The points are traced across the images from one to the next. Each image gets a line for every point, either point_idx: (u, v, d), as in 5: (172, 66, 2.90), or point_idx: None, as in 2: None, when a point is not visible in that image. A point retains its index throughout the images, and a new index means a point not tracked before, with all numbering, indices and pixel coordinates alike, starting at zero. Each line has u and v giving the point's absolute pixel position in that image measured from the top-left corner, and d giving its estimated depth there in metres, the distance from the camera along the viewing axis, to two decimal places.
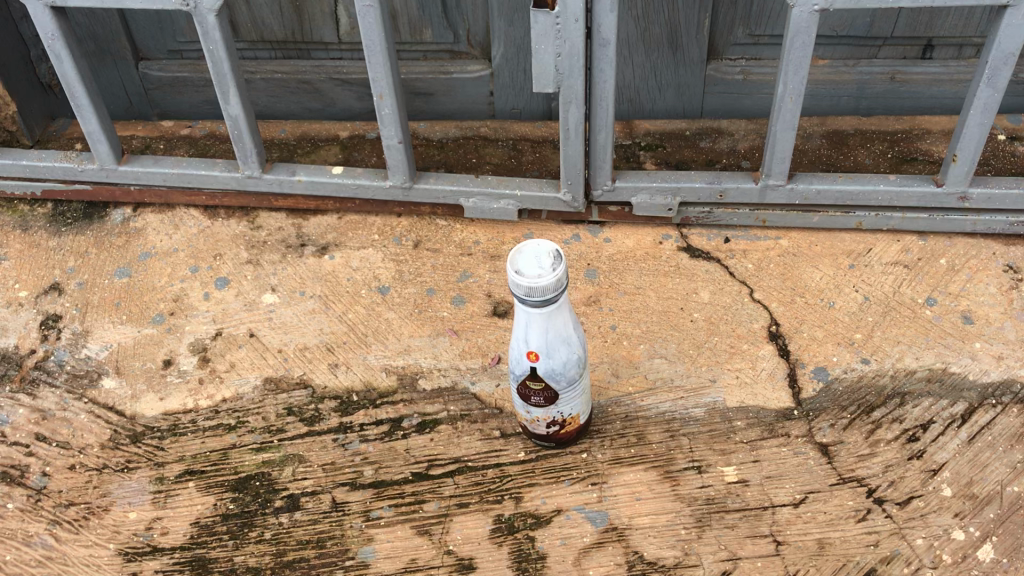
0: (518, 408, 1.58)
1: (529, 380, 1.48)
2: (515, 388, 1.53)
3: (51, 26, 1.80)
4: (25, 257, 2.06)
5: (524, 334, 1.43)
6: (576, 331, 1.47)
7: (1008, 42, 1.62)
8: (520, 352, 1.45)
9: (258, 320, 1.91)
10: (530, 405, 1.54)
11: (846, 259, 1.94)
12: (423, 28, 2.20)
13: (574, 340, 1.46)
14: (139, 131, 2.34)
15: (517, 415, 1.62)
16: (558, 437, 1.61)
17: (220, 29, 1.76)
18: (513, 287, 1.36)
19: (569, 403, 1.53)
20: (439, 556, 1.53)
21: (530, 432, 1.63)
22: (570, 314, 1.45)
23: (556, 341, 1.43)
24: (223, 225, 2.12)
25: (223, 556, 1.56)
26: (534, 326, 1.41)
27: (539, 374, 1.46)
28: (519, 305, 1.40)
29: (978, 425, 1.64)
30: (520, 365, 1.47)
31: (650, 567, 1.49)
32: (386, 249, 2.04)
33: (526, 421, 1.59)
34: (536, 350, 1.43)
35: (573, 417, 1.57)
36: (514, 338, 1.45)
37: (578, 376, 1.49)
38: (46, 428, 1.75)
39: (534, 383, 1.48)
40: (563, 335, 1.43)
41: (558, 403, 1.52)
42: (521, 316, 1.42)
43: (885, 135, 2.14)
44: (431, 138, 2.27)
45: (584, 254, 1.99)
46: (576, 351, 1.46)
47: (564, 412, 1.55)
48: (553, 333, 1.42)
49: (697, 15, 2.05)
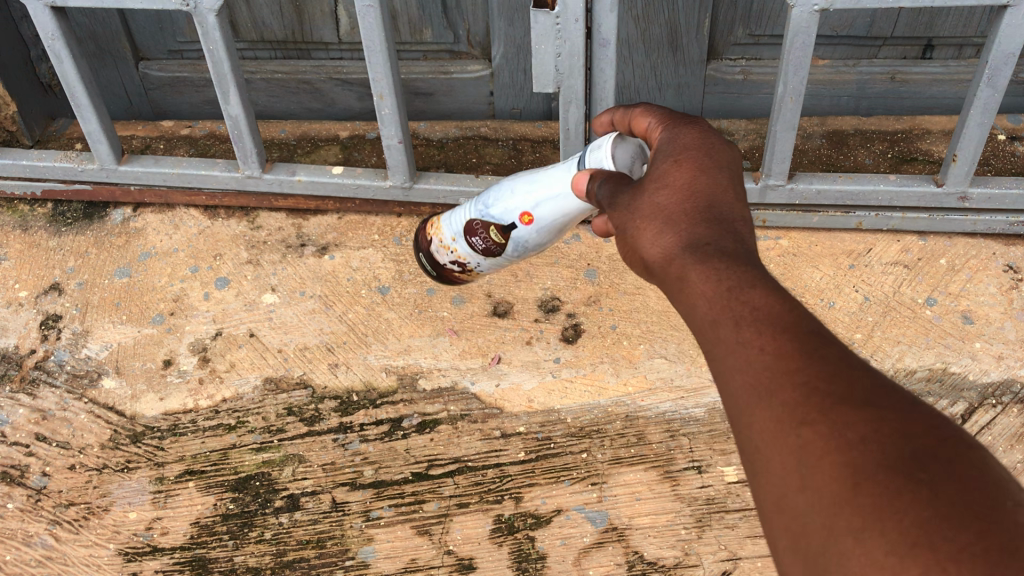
0: (448, 225, 1.63)
1: (497, 227, 1.53)
2: (472, 214, 1.56)
3: (51, 26, 1.80)
4: (25, 257, 2.06)
5: (538, 200, 1.45)
6: (558, 239, 1.53)
7: (1008, 42, 1.61)
8: (521, 206, 1.47)
9: (258, 320, 1.91)
10: (466, 239, 1.60)
11: (846, 259, 1.94)
12: (424, 28, 2.19)
13: (547, 243, 1.52)
14: (138, 131, 2.34)
15: (438, 225, 1.66)
16: (448, 274, 1.70)
17: (220, 29, 1.76)
18: (610, 142, 1.29)
19: (487, 267, 1.63)
20: (439, 556, 1.53)
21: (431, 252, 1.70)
22: (578, 220, 1.49)
23: (545, 231, 1.48)
24: (223, 225, 2.12)
25: (223, 556, 1.56)
26: (560, 206, 1.43)
27: (509, 233, 1.52)
28: (578, 163, 1.36)
29: (977, 425, 1.64)
30: (508, 214, 1.50)
31: (651, 567, 1.50)
32: (386, 249, 2.04)
33: (437, 241, 1.66)
34: (536, 220, 1.47)
35: (473, 273, 1.67)
36: (529, 193, 1.46)
37: (514, 258, 1.58)
38: (46, 428, 1.75)
39: (498, 235, 1.54)
40: (554, 233, 1.49)
41: (484, 257, 1.60)
42: (558, 187, 1.42)
43: (885, 135, 2.14)
44: (431, 138, 2.27)
45: (584, 254, 1.98)
46: (547, 243, 1.53)
47: (474, 266, 1.63)
48: (561, 221, 1.46)
49: (698, 15, 2.05)
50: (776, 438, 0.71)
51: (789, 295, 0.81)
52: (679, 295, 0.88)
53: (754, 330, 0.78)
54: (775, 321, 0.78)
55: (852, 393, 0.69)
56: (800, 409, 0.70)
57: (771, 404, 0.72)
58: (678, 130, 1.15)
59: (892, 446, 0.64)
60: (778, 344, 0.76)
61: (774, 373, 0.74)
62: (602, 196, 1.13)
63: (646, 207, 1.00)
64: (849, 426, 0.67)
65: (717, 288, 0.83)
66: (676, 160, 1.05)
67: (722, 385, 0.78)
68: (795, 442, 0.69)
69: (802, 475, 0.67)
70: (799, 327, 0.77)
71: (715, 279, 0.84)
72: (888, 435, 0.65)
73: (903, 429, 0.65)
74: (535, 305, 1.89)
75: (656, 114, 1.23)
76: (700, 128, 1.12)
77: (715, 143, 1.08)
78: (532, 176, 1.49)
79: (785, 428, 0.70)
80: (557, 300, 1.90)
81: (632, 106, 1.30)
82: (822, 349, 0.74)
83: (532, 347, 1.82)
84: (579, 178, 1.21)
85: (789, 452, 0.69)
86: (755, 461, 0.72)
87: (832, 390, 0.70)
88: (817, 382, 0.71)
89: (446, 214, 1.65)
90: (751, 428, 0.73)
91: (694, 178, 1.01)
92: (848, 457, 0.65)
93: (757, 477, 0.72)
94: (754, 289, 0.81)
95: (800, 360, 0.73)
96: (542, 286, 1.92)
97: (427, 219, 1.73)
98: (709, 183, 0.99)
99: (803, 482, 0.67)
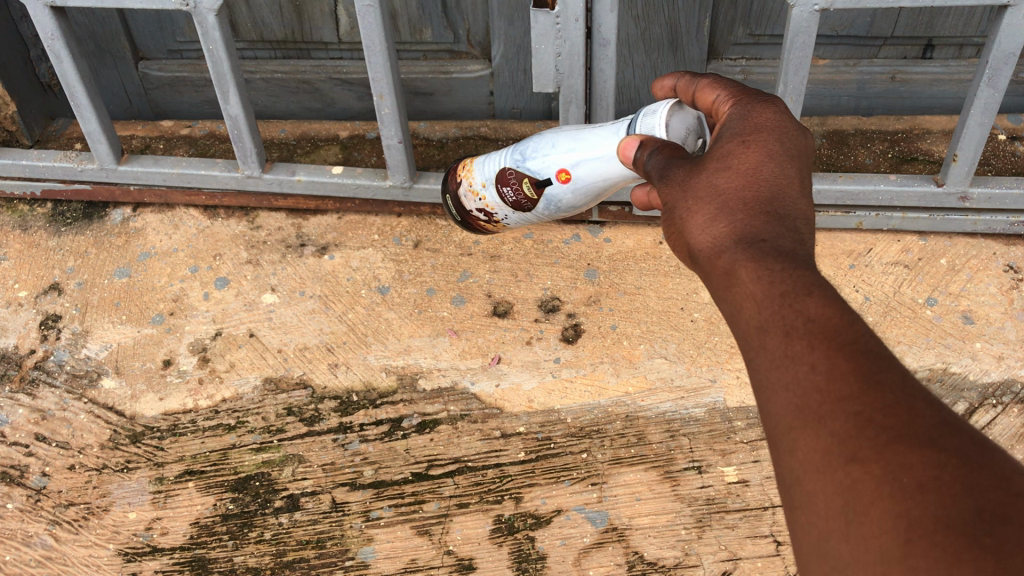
0: (480, 172, 1.64)
1: (532, 181, 1.54)
2: (507, 163, 1.56)
3: (51, 25, 1.80)
4: (25, 257, 2.06)
5: (579, 160, 1.46)
6: (591, 202, 1.54)
7: (1008, 42, 1.61)
8: (561, 163, 1.48)
9: (258, 320, 1.91)
10: (497, 188, 1.60)
11: (846, 259, 1.94)
12: (424, 28, 2.19)
13: (579, 204, 1.54)
14: (138, 131, 2.34)
15: (470, 170, 1.66)
16: (472, 219, 1.71)
17: (220, 28, 1.76)
18: (667, 109, 1.29)
19: (513, 220, 1.64)
20: (439, 556, 1.53)
21: (458, 197, 1.71)
22: (615, 188, 1.49)
23: (580, 192, 1.49)
24: (223, 225, 2.11)
25: (223, 556, 1.56)
26: (600, 170, 1.44)
27: (543, 189, 1.53)
28: (629, 126, 1.36)
29: (977, 425, 1.64)
30: (546, 169, 1.50)
31: (651, 567, 1.50)
32: (386, 249, 2.03)
33: (466, 184, 1.67)
34: (573, 179, 1.48)
35: (498, 221, 1.68)
36: (571, 151, 1.47)
37: (545, 215, 1.60)
38: (46, 428, 1.75)
39: (530, 189, 1.55)
40: (589, 195, 1.50)
41: (514, 210, 1.61)
42: (601, 151, 1.42)
43: (885, 135, 2.14)
44: (431, 138, 2.27)
45: (584, 254, 1.97)
46: (580, 204, 1.54)
47: (501, 216, 1.65)
48: (599, 186, 1.47)
49: (698, 15, 2.05)
50: (823, 474, 0.67)
51: (848, 307, 0.75)
52: (726, 295, 0.84)
53: (805, 344, 0.73)
54: (831, 335, 0.73)
55: (911, 430, 0.65)
56: (850, 443, 0.66)
57: (819, 432, 0.68)
58: (744, 108, 1.09)
59: (954, 498, 0.60)
60: (832, 362, 0.71)
61: (825, 397, 0.69)
62: (651, 166, 1.11)
63: (693, 202, 0.95)
64: (907, 469, 0.63)
65: (765, 296, 0.78)
66: (732, 148, 1.00)
67: (765, 402, 0.74)
68: (843, 482, 0.65)
69: (848, 522, 0.64)
70: (855, 344, 0.72)
71: (764, 287, 0.79)
72: (949, 485, 0.61)
73: (967, 480, 0.61)
74: (535, 305, 1.89)
75: (726, 88, 1.18)
76: (766, 108, 1.06)
77: (778, 127, 1.02)
78: (577, 133, 1.49)
79: (832, 464, 0.66)
80: (557, 300, 1.90)
81: (699, 76, 1.27)
82: (880, 372, 0.69)
83: (532, 346, 1.82)
84: (626, 143, 1.21)
85: (835, 491, 0.65)
86: (795, 494, 0.69)
87: (889, 424, 0.65)
88: (872, 413, 0.66)
89: (479, 160, 1.65)
90: (792, 456, 0.70)
91: (748, 170, 0.95)
92: (901, 507, 0.61)
93: (795, 512, 0.69)
94: (809, 298, 0.76)
95: (855, 385, 0.68)
96: (543, 286, 1.92)
97: (459, 161, 1.73)
98: (763, 177, 0.94)
99: (849, 531, 0.64)
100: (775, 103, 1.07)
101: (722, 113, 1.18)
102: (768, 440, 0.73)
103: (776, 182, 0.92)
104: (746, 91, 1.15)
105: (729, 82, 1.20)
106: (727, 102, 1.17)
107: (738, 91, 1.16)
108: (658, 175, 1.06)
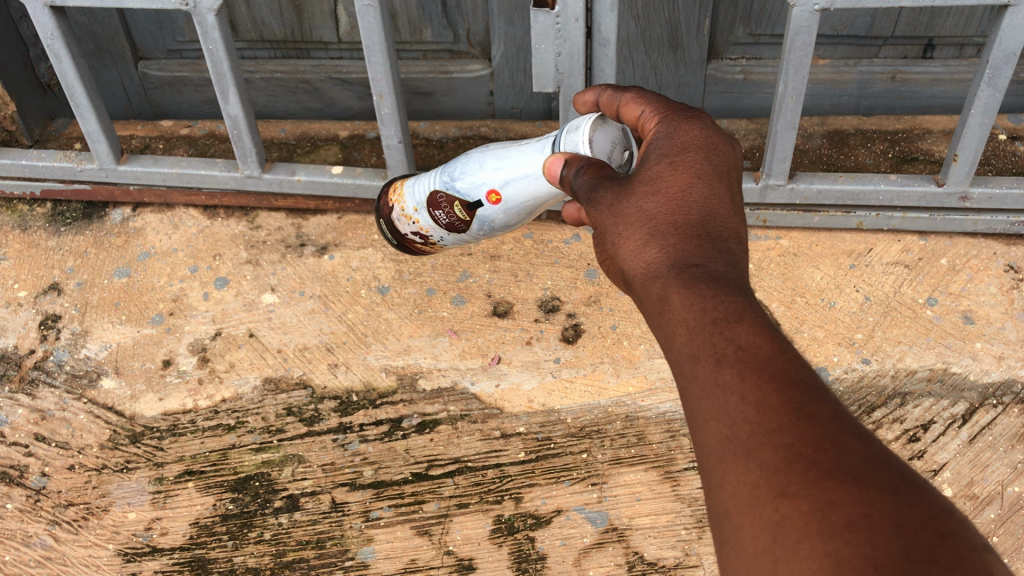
0: (412, 195, 1.64)
1: (462, 205, 1.53)
2: (438, 185, 1.56)
3: (51, 25, 1.79)
4: (24, 257, 2.05)
5: (508, 179, 1.44)
6: (523, 218, 1.53)
7: (1009, 42, 1.61)
8: (490, 184, 1.47)
9: (258, 320, 1.90)
10: (430, 211, 1.60)
11: (846, 259, 1.93)
12: (424, 28, 2.19)
13: (513, 222, 1.53)
14: (138, 130, 2.34)
15: (402, 194, 1.67)
16: (409, 243, 1.71)
17: (220, 28, 1.75)
18: (589, 125, 1.27)
19: (450, 241, 1.64)
20: (439, 556, 1.53)
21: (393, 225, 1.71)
22: (547, 204, 1.49)
23: (512, 211, 1.48)
24: (223, 225, 2.11)
25: (223, 556, 1.56)
26: (530, 189, 1.43)
27: (475, 211, 1.52)
28: (553, 143, 1.34)
29: (978, 425, 1.65)
30: (476, 192, 1.49)
31: (651, 567, 1.50)
32: (386, 249, 2.03)
33: (399, 208, 1.67)
34: (503, 199, 1.47)
35: (433, 241, 1.67)
36: (498, 171, 1.46)
37: (481, 235, 1.59)
38: (46, 428, 1.75)
39: (462, 211, 1.54)
40: (522, 212, 1.49)
41: (452, 232, 1.61)
42: (530, 169, 1.41)
43: (885, 135, 2.14)
44: (431, 138, 2.26)
45: (584, 254, 1.97)
46: (514, 222, 1.53)
47: (434, 236, 1.65)
48: (530, 205, 1.46)
49: (698, 15, 2.04)
50: (752, 506, 0.68)
51: (778, 336, 0.77)
52: (658, 321, 0.85)
53: (736, 373, 0.74)
54: (759, 365, 0.74)
55: (840, 463, 0.66)
56: (780, 477, 0.67)
57: (749, 465, 0.69)
58: (671, 127, 1.12)
59: (884, 538, 0.61)
60: (761, 394, 0.72)
61: (755, 429, 0.70)
62: (579, 186, 1.12)
63: (625, 228, 0.98)
64: (837, 505, 0.63)
65: (696, 323, 0.80)
66: (660, 171, 1.03)
67: (698, 433, 0.75)
68: (772, 517, 0.66)
69: (775, 558, 0.65)
70: (786, 374, 0.73)
71: (695, 316, 0.80)
72: (879, 523, 0.61)
73: (897, 517, 0.61)
74: (535, 305, 1.89)
75: (651, 104, 1.21)
76: (694, 127, 1.09)
77: (707, 147, 1.05)
78: (503, 152, 1.48)
79: (761, 497, 0.67)
80: (557, 300, 1.89)
81: (621, 92, 1.30)
82: (810, 405, 0.70)
83: (531, 346, 1.82)
84: (551, 161, 1.20)
85: (763, 526, 0.66)
86: (726, 528, 0.70)
87: (818, 457, 0.67)
88: (803, 446, 0.68)
89: (410, 183, 1.66)
90: (723, 488, 0.71)
91: (679, 195, 0.98)
92: (830, 545, 0.62)
93: (726, 546, 0.70)
94: (739, 326, 0.77)
95: (785, 417, 0.70)
96: (543, 286, 1.92)
97: (391, 185, 1.74)
98: (693, 200, 0.97)
99: (776, 567, 0.64)
100: (703, 121, 1.10)
101: (648, 129, 1.21)
102: (701, 472, 0.75)
103: (706, 205, 0.95)
104: (673, 109, 1.18)
105: (653, 99, 1.23)
106: (653, 118, 1.20)
107: (666, 108, 1.19)
108: (589, 198, 1.07)
